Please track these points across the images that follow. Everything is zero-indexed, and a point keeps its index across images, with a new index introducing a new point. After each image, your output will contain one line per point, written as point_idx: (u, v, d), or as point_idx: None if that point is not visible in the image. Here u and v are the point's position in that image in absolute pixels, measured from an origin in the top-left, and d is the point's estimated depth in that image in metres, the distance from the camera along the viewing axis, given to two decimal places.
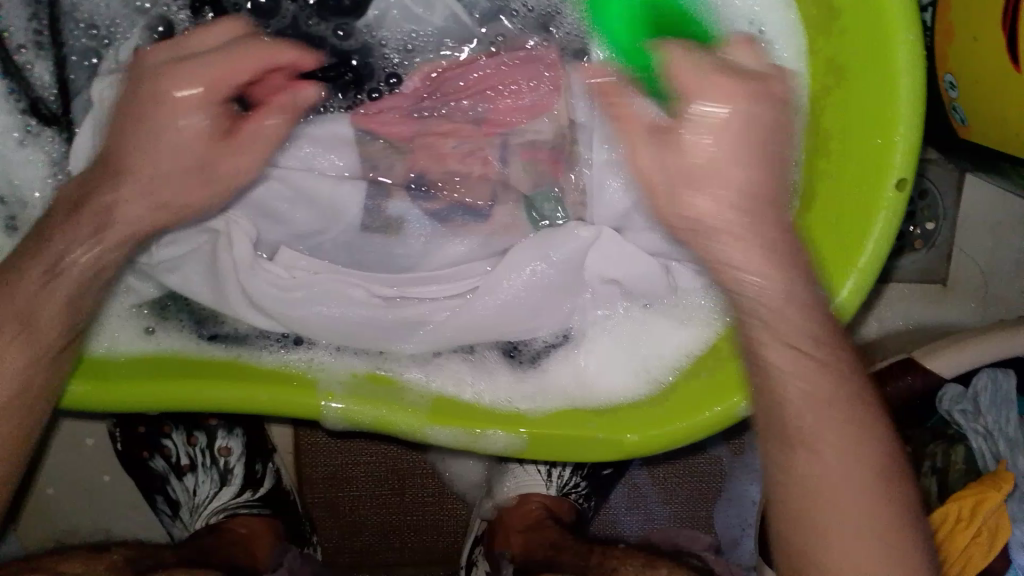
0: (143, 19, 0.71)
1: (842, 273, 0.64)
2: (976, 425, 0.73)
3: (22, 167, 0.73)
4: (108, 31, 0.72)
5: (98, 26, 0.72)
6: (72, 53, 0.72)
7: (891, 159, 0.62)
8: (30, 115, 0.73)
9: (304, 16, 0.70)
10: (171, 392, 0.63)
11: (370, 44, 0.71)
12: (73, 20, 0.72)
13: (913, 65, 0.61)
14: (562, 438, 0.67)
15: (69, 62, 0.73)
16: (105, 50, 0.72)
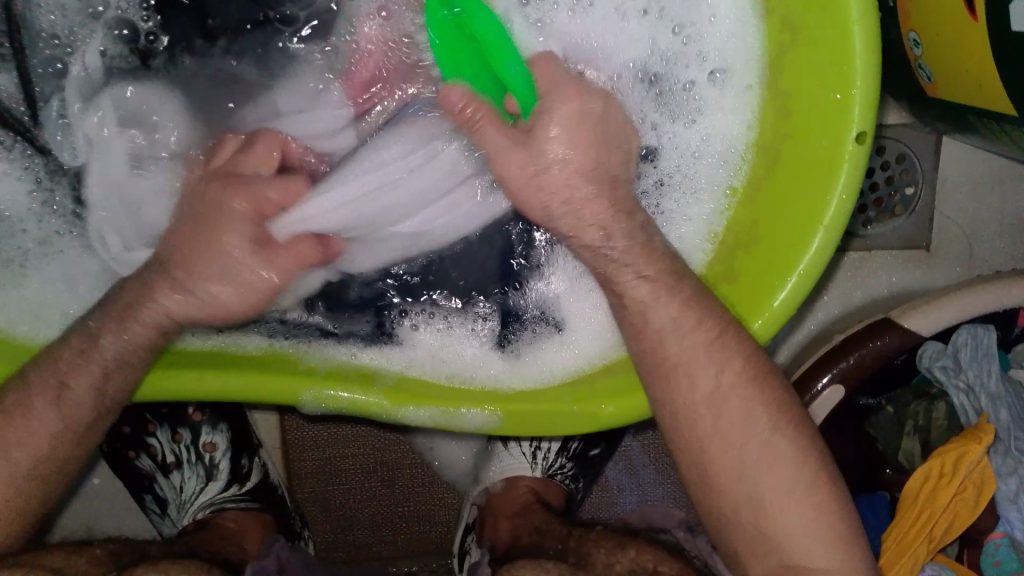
0: (99, 24, 0.71)
1: (808, 229, 0.64)
2: (958, 381, 0.72)
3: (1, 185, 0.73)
4: (70, 38, 0.72)
5: (59, 35, 0.72)
6: (36, 63, 0.72)
7: (850, 112, 0.62)
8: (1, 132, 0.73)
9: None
10: (164, 382, 0.64)
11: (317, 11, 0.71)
12: (38, 29, 0.71)
13: (863, 15, 0.60)
14: (542, 412, 0.67)
15: (33, 76, 0.72)
16: (71, 57, 0.72)
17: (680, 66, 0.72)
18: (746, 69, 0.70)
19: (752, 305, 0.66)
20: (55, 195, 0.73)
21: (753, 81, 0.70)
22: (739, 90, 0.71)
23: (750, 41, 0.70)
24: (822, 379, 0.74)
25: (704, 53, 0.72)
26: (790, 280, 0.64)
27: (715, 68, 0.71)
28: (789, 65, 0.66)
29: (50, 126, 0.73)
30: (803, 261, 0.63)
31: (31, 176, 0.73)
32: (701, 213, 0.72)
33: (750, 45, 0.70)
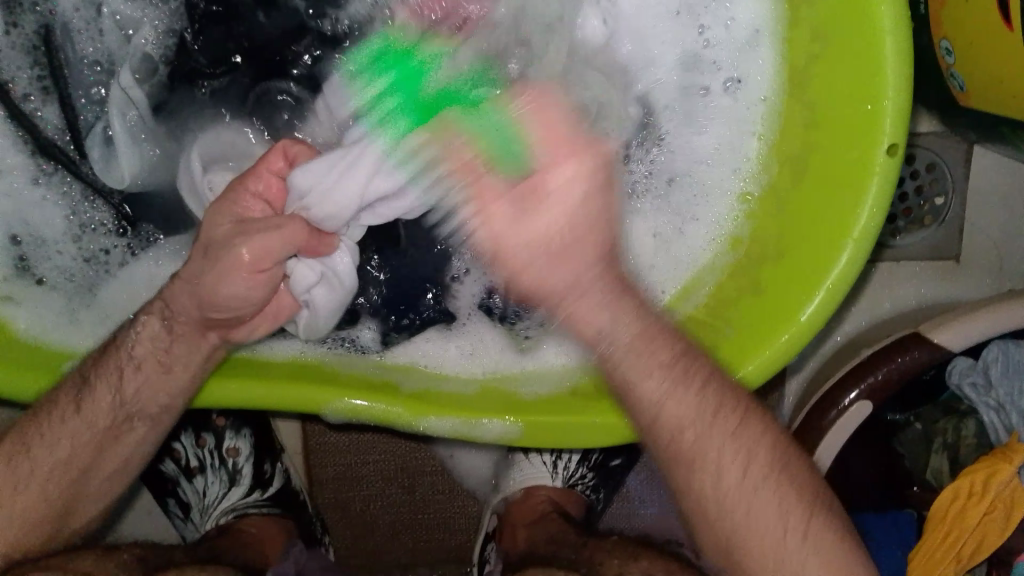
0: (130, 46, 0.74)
1: (835, 242, 0.63)
2: (988, 399, 0.71)
3: (38, 208, 0.74)
4: (109, 64, 0.75)
5: (101, 61, 0.75)
6: (78, 93, 0.75)
7: (880, 124, 0.61)
8: (44, 159, 0.75)
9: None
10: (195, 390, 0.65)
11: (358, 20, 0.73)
12: (76, 56, 0.75)
13: (895, 24, 0.59)
14: (563, 422, 0.67)
15: (77, 105, 0.75)
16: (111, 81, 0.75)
17: (700, 81, 0.73)
18: (760, 86, 0.70)
19: (773, 319, 0.65)
20: (99, 213, 0.75)
21: (765, 94, 0.70)
22: (750, 106, 0.71)
23: (766, 59, 0.70)
24: (850, 393, 0.73)
25: (721, 69, 0.72)
26: (817, 293, 0.63)
27: (728, 79, 0.72)
28: (812, 78, 0.66)
29: (91, 151, 0.75)
30: (830, 275, 0.63)
31: (70, 198, 0.75)
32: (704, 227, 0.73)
33: (764, 63, 0.70)
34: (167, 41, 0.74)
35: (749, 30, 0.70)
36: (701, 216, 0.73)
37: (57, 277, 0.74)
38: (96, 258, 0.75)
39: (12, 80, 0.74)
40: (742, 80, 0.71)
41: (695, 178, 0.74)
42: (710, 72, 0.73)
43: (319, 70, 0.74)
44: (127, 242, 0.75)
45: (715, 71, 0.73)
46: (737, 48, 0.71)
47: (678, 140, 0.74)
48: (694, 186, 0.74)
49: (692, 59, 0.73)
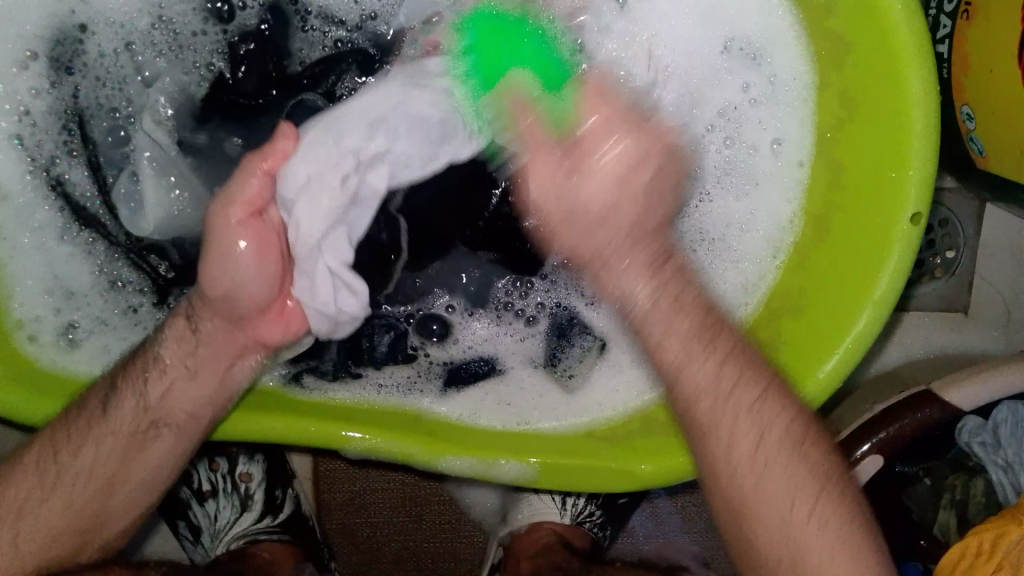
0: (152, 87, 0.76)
1: (856, 303, 0.64)
2: (996, 458, 0.73)
3: (70, 263, 0.75)
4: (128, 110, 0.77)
5: (119, 109, 0.77)
6: (98, 141, 0.77)
7: (906, 192, 0.62)
8: (69, 215, 0.76)
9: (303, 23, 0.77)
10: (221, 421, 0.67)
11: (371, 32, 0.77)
12: (95, 107, 0.77)
13: (925, 96, 0.61)
14: (580, 467, 0.68)
15: (100, 159, 0.77)
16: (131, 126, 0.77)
17: (737, 135, 0.74)
18: (801, 148, 0.71)
19: (793, 374, 0.66)
20: (126, 271, 0.76)
21: (804, 157, 0.71)
22: (787, 166, 0.72)
23: (804, 125, 0.71)
24: (861, 448, 0.74)
25: (763, 129, 0.73)
26: (837, 352, 0.65)
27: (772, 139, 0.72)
28: (838, 142, 0.68)
29: (120, 206, 0.77)
30: (849, 334, 0.64)
31: (96, 255, 0.76)
32: (732, 280, 0.73)
33: (802, 129, 0.71)
34: (185, 86, 0.77)
35: (787, 96, 0.71)
36: (732, 267, 0.74)
37: (91, 324, 0.74)
38: (128, 314, 0.75)
39: (37, 144, 0.75)
40: (779, 144, 0.72)
41: (727, 239, 0.74)
42: (754, 131, 0.73)
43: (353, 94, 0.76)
44: (154, 300, 0.76)
45: (757, 131, 0.73)
46: (777, 111, 0.72)
47: (717, 197, 0.74)
48: (727, 246, 0.74)
49: (731, 123, 0.74)
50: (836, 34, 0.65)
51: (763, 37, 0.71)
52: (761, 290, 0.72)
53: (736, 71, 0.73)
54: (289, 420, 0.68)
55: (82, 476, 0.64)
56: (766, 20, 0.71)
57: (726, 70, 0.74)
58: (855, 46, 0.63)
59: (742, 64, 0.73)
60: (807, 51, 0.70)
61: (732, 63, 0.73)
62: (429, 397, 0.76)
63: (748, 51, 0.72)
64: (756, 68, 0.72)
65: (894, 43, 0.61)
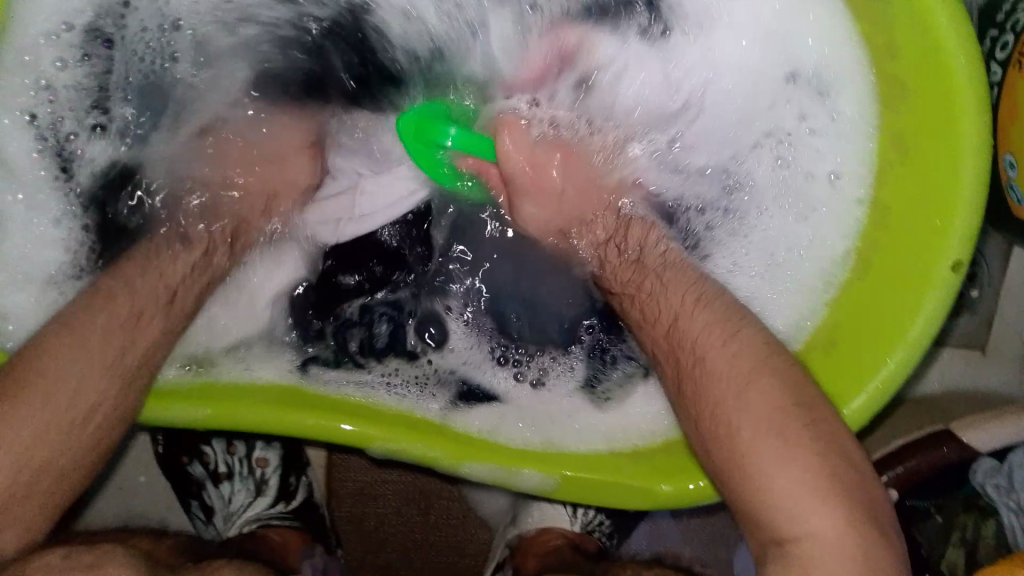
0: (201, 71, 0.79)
1: (889, 344, 0.65)
2: (1009, 500, 0.73)
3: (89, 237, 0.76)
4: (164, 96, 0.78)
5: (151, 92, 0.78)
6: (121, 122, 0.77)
7: (949, 239, 0.63)
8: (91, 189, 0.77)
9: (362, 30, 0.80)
10: (248, 414, 0.67)
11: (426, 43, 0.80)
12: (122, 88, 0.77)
13: (980, 146, 0.61)
14: (602, 484, 0.69)
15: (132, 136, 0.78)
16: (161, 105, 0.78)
17: (794, 165, 0.75)
18: (856, 182, 0.72)
19: (823, 410, 0.67)
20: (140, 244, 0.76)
21: (864, 192, 0.71)
22: (846, 201, 0.72)
23: (860, 163, 0.72)
24: (876, 482, 0.75)
25: (817, 165, 0.74)
26: (866, 391, 0.65)
27: (828, 171, 0.73)
28: (890, 183, 0.68)
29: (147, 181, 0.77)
30: (878, 375, 0.65)
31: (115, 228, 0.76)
32: (783, 300, 0.73)
33: (858, 166, 0.72)
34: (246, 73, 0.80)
35: (850, 130, 0.72)
36: (780, 296, 0.74)
37: None
38: None
39: (61, 119, 0.75)
40: (835, 179, 0.72)
41: (763, 269, 0.75)
42: (812, 165, 0.74)
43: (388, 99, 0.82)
44: None
45: (814, 166, 0.74)
46: (834, 148, 0.73)
47: (774, 222, 0.75)
48: (773, 273, 0.75)
49: (787, 147, 0.75)
50: (896, 75, 0.66)
51: (831, 70, 0.72)
52: (804, 318, 0.72)
53: (800, 96, 0.75)
54: (316, 416, 0.68)
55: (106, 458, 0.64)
56: (834, 56, 0.72)
57: (793, 99, 0.75)
58: (913, 89, 0.64)
59: (802, 89, 0.74)
60: (875, 90, 0.70)
61: (800, 95, 0.75)
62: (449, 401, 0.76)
63: (815, 83, 0.74)
64: (821, 102, 0.74)
65: (955, 93, 0.61)
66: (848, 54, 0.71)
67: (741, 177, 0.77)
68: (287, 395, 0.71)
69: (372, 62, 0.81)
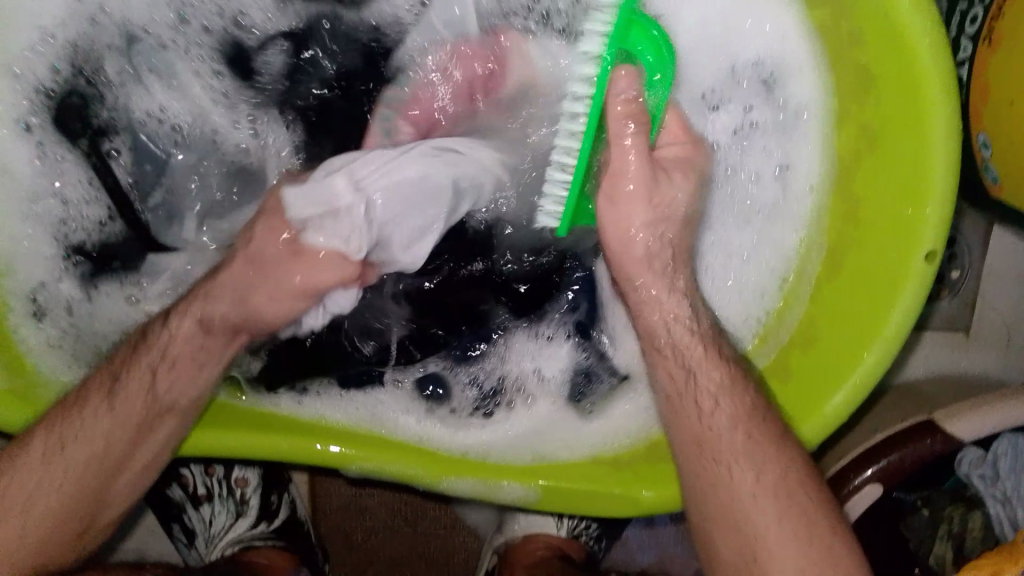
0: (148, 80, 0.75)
1: (866, 340, 0.64)
2: (994, 491, 0.74)
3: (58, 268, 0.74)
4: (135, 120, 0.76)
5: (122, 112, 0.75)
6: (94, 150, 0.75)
7: (923, 231, 0.62)
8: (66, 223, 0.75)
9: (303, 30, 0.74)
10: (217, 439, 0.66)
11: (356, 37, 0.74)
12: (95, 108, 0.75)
13: (945, 136, 0.60)
14: (581, 491, 0.68)
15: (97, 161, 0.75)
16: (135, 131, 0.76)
17: (743, 153, 0.73)
18: (808, 174, 0.71)
19: (800, 410, 0.65)
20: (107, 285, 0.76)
21: (815, 182, 0.71)
22: (801, 192, 0.72)
23: (816, 152, 0.70)
24: (861, 475, 0.74)
25: (772, 156, 0.72)
26: (843, 387, 0.64)
27: (783, 162, 0.72)
28: (857, 172, 0.67)
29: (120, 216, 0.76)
30: (857, 370, 0.64)
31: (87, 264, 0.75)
32: (729, 312, 0.73)
33: (813, 155, 0.71)
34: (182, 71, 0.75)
35: (807, 118, 0.70)
36: (728, 297, 0.74)
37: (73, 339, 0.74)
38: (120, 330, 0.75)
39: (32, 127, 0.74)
40: (790, 168, 0.72)
41: (730, 267, 0.74)
42: (759, 156, 0.73)
43: (323, 97, 0.75)
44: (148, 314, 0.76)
45: (763, 156, 0.73)
46: (792, 137, 0.71)
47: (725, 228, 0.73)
48: (731, 274, 0.74)
49: (740, 146, 0.73)
50: (855, 66, 0.65)
51: (777, 51, 0.70)
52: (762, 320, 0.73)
53: (748, 76, 0.72)
54: (288, 438, 0.67)
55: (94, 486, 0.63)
56: (786, 43, 0.69)
57: (744, 92, 0.73)
58: (876, 78, 0.63)
59: (755, 68, 0.71)
60: (823, 74, 0.68)
61: (752, 85, 0.72)
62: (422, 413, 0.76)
63: (761, 73, 0.71)
64: (772, 91, 0.71)
65: (918, 81, 0.60)
66: (796, 37, 0.69)
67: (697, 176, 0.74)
68: (258, 417, 0.70)
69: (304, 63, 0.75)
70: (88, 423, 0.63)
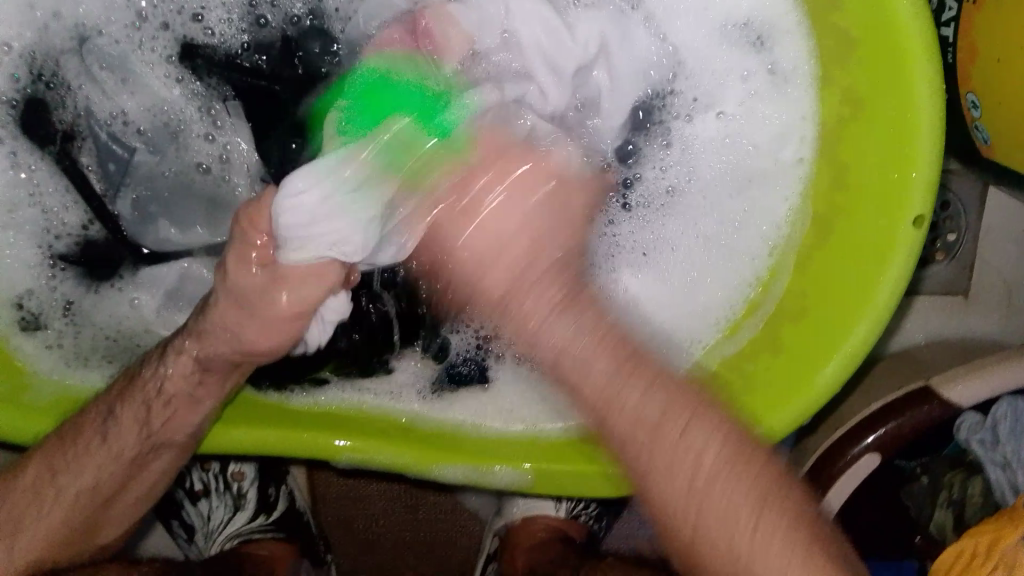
0: (115, 80, 0.75)
1: (856, 309, 0.63)
2: (994, 455, 0.72)
3: (41, 273, 0.74)
4: (109, 122, 0.75)
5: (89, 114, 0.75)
6: (68, 153, 0.74)
7: (911, 195, 0.60)
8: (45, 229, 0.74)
9: (263, 22, 0.74)
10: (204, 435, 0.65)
11: (315, 29, 0.74)
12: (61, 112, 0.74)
13: (932, 96, 0.59)
14: (574, 473, 0.68)
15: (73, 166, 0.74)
16: (106, 132, 0.75)
17: (730, 119, 0.73)
18: (796, 142, 0.70)
19: (792, 382, 0.64)
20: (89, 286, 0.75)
21: (803, 151, 0.69)
22: (787, 161, 0.70)
23: (803, 119, 0.69)
24: (859, 445, 0.73)
25: (760, 123, 0.71)
26: (835, 358, 0.63)
27: (770, 128, 0.71)
28: (843, 138, 0.65)
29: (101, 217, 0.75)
30: (848, 340, 0.62)
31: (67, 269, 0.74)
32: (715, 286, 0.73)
33: (802, 123, 0.69)
34: (147, 69, 0.74)
35: (792, 83, 0.69)
36: (712, 263, 0.73)
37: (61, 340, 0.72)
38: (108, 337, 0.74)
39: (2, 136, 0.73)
40: (777, 136, 0.71)
41: (717, 238, 0.73)
42: (746, 124, 0.72)
43: (280, 89, 0.74)
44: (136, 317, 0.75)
45: (750, 122, 0.72)
46: (778, 102, 0.70)
47: (711, 194, 0.74)
48: (720, 240, 0.73)
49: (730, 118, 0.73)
50: (838, 27, 0.63)
51: (762, 15, 0.69)
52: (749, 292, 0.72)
53: (734, 40, 0.72)
54: (276, 431, 0.66)
55: (84, 494, 0.63)
56: (770, 5, 0.69)
57: (725, 59, 0.72)
58: (857, 40, 0.61)
59: (739, 33, 0.71)
60: (807, 36, 0.67)
61: (738, 52, 0.72)
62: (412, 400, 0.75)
63: (749, 35, 0.71)
64: (759, 53, 0.71)
65: (901, 41, 0.58)
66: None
67: (685, 139, 0.74)
68: (248, 410, 0.70)
69: (258, 57, 0.74)
70: (71, 433, 0.63)
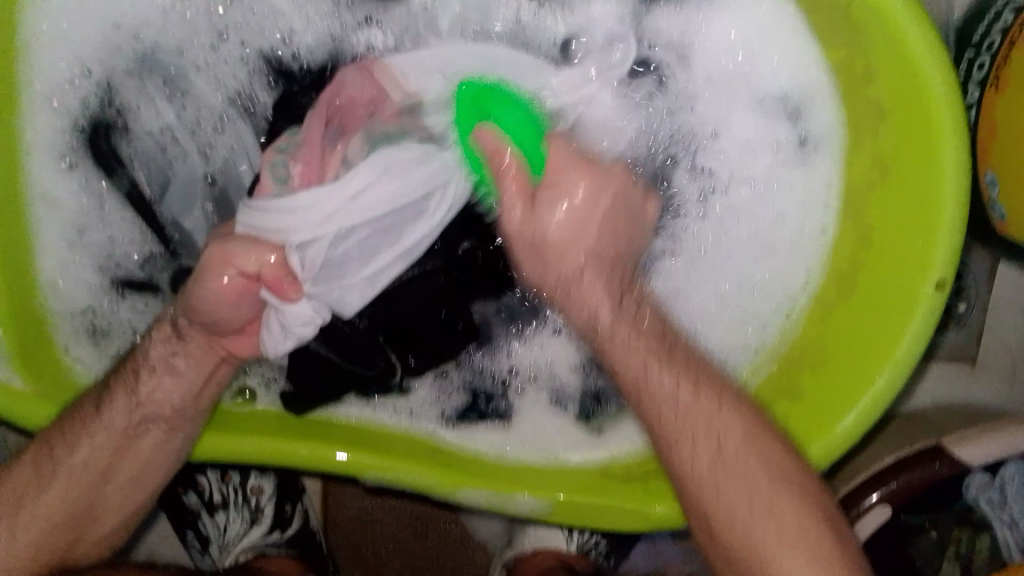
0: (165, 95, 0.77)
1: (877, 363, 0.65)
2: (1002, 515, 0.74)
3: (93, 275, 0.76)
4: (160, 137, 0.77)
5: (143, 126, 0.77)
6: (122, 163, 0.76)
7: (934, 257, 0.64)
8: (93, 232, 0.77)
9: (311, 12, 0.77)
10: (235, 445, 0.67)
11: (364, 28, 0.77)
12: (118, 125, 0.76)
13: (958, 167, 0.62)
14: (594, 506, 0.69)
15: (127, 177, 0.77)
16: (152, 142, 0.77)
17: (759, 180, 0.77)
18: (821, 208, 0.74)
19: (812, 430, 0.67)
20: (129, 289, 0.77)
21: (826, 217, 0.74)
22: (811, 223, 0.74)
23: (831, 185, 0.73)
24: (870, 497, 0.76)
25: (791, 186, 0.75)
26: (853, 410, 0.66)
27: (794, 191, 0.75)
28: (870, 204, 0.69)
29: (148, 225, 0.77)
30: (867, 394, 0.65)
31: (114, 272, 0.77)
32: (732, 339, 0.77)
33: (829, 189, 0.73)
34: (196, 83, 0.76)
35: (821, 149, 0.73)
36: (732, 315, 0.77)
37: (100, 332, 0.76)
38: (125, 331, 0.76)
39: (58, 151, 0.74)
40: (806, 199, 0.75)
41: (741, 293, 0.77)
42: (778, 186, 0.76)
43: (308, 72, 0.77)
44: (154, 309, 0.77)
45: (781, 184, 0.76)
46: (808, 168, 0.74)
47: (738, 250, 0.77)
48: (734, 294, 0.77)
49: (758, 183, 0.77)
50: (871, 100, 0.67)
51: (797, 86, 0.73)
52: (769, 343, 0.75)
53: (767, 105, 0.75)
54: (307, 446, 0.68)
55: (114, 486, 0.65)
56: (807, 77, 0.72)
57: (759, 125, 0.76)
58: (890, 110, 0.65)
59: (771, 100, 0.75)
60: (841, 109, 0.71)
61: (770, 120, 0.75)
62: (434, 423, 0.77)
63: (786, 105, 0.74)
64: (792, 121, 0.75)
65: (933, 116, 0.62)
66: (818, 74, 0.72)
67: (718, 211, 0.78)
68: (275, 422, 0.72)
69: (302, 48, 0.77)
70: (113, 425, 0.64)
